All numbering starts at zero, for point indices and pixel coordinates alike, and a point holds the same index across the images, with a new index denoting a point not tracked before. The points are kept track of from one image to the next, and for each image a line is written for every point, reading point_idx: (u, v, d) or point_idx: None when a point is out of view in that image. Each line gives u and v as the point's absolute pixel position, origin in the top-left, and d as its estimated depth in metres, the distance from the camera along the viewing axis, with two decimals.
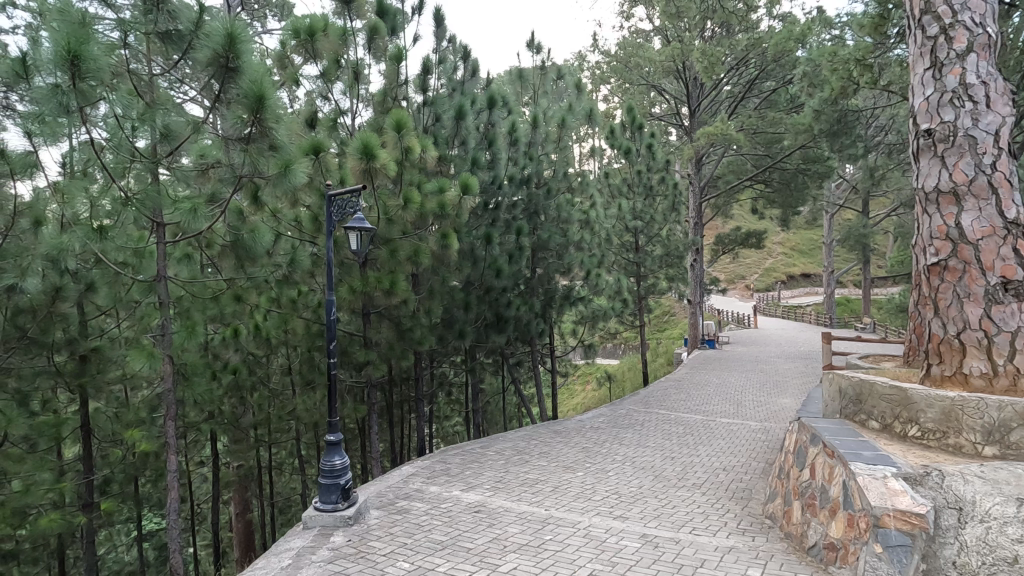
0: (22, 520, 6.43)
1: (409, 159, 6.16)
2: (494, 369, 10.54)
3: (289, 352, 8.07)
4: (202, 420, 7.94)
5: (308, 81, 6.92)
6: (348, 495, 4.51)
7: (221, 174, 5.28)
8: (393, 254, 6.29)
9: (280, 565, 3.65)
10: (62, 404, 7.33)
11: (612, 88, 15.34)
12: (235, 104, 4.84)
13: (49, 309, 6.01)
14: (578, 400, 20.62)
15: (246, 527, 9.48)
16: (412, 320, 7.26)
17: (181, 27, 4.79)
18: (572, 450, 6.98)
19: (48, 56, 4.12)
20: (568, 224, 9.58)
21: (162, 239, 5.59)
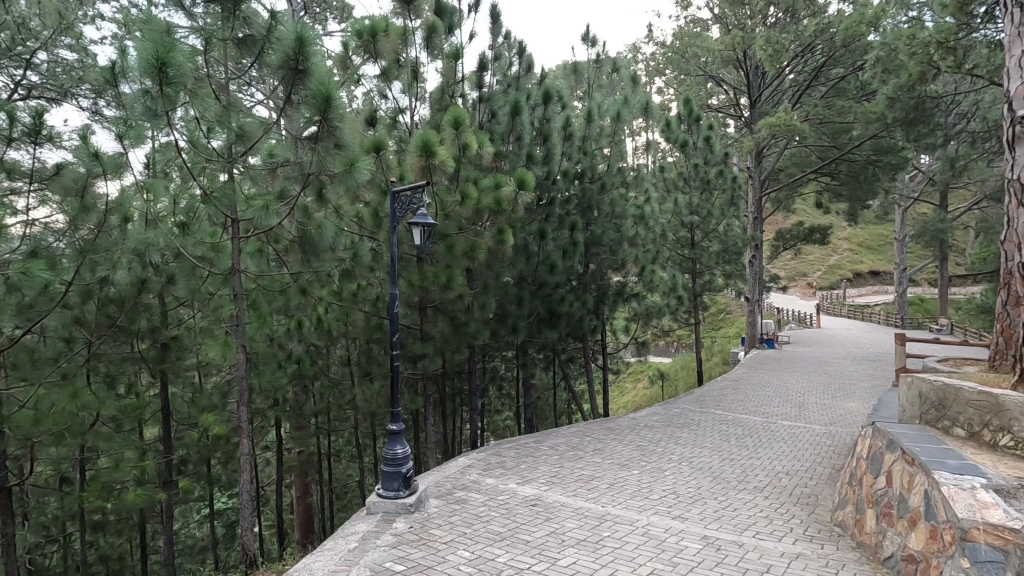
0: (110, 494, 6.96)
1: (466, 155, 6.23)
2: (545, 364, 10.55)
3: (348, 343, 8.34)
4: (268, 407, 8.34)
5: (368, 81, 7.12)
6: (410, 483, 4.64)
7: (290, 173, 5.53)
8: (450, 250, 6.40)
9: (348, 547, 3.81)
10: (144, 388, 7.89)
11: (668, 80, 14.97)
12: (305, 104, 5.04)
13: (135, 300, 6.48)
14: (629, 398, 20.31)
15: (306, 510, 9.89)
16: (467, 315, 7.36)
17: (255, 33, 5.04)
18: (626, 448, 6.90)
19: (137, 64, 4.43)
20: (623, 219, 9.38)
21: (237, 235, 5.91)
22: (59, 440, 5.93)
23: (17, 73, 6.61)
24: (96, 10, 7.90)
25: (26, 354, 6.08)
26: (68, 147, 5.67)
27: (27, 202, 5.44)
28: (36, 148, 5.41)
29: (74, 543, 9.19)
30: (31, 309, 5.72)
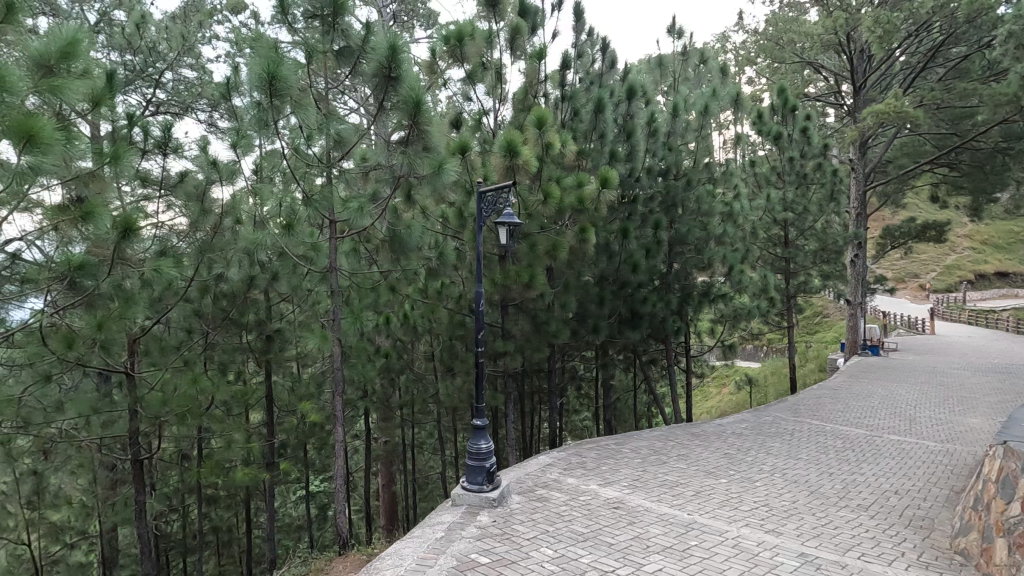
0: (223, 471, 7.65)
1: (549, 154, 6.24)
2: (626, 365, 10.34)
3: (432, 339, 8.63)
4: (358, 397, 8.81)
5: (454, 85, 7.32)
6: (493, 478, 4.74)
7: (382, 176, 5.82)
8: (532, 249, 6.43)
9: (435, 536, 3.96)
10: (252, 375, 8.60)
11: (760, 69, 14.18)
12: (397, 110, 5.29)
13: (245, 295, 7.08)
14: (713, 403, 19.44)
15: (391, 497, 10.34)
16: (548, 314, 7.37)
17: (352, 44, 5.32)
18: (712, 455, 6.63)
19: (250, 79, 4.84)
20: (709, 217, 8.98)
21: (334, 235, 6.29)
22: (182, 419, 6.62)
23: (150, 92, 7.44)
24: (212, 31, 8.71)
25: (155, 342, 6.83)
26: (191, 157, 6.30)
27: (158, 207, 6.11)
28: (165, 158, 6.07)
29: (192, 513, 10.20)
30: (161, 302, 6.41)
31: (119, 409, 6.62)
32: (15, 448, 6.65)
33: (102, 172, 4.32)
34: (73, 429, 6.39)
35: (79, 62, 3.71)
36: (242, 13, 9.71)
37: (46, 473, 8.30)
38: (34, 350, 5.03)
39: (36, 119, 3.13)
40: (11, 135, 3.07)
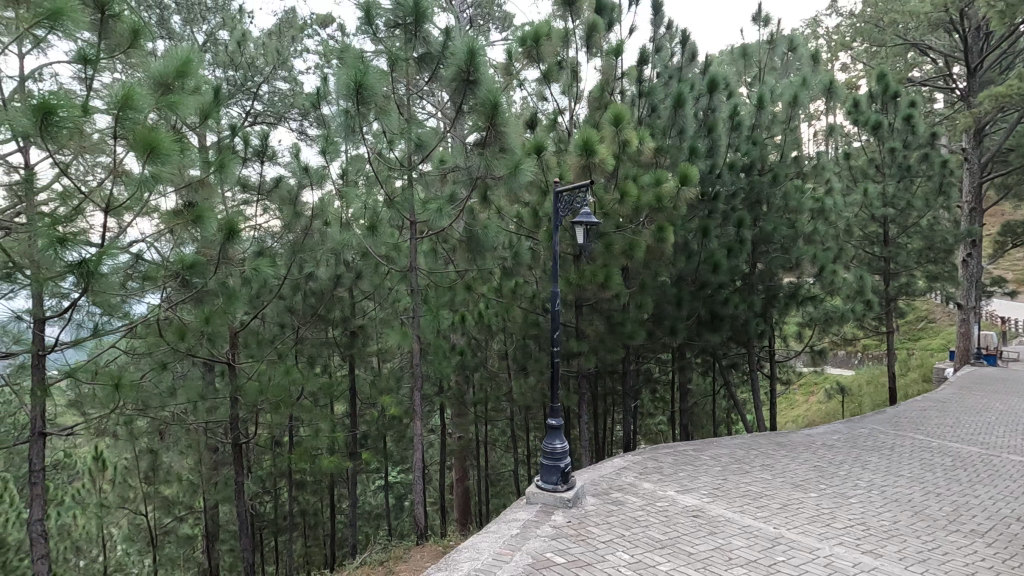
0: (310, 458, 8.14)
1: (626, 152, 6.12)
2: (705, 369, 9.94)
3: (506, 338, 8.72)
4: (435, 393, 9.07)
5: (530, 86, 7.35)
6: (567, 478, 4.73)
7: (460, 177, 5.97)
8: (608, 249, 6.33)
9: (510, 532, 4.01)
10: (337, 369, 9.08)
11: (856, 54, 13.17)
12: (475, 112, 5.39)
13: (331, 293, 7.51)
14: (800, 412, 18.29)
15: (465, 492, 10.55)
16: (623, 314, 7.24)
17: (432, 49, 5.48)
18: (800, 467, 6.23)
19: (338, 88, 5.12)
20: (798, 214, 8.45)
21: (414, 236, 6.52)
22: (275, 408, 7.12)
23: (249, 105, 8.06)
24: (303, 45, 9.29)
25: (253, 336, 7.38)
26: (284, 163, 6.76)
27: (255, 211, 6.60)
28: (263, 166, 6.56)
29: (282, 496, 10.93)
30: (258, 299, 6.92)
31: (222, 396, 7.22)
32: (136, 428, 7.43)
33: (211, 179, 4.73)
34: (184, 413, 7.04)
35: (191, 79, 4.08)
36: (330, 26, 10.29)
37: (160, 452, 9.22)
38: (153, 340, 5.60)
39: (156, 132, 3.48)
40: (137, 148, 3.44)
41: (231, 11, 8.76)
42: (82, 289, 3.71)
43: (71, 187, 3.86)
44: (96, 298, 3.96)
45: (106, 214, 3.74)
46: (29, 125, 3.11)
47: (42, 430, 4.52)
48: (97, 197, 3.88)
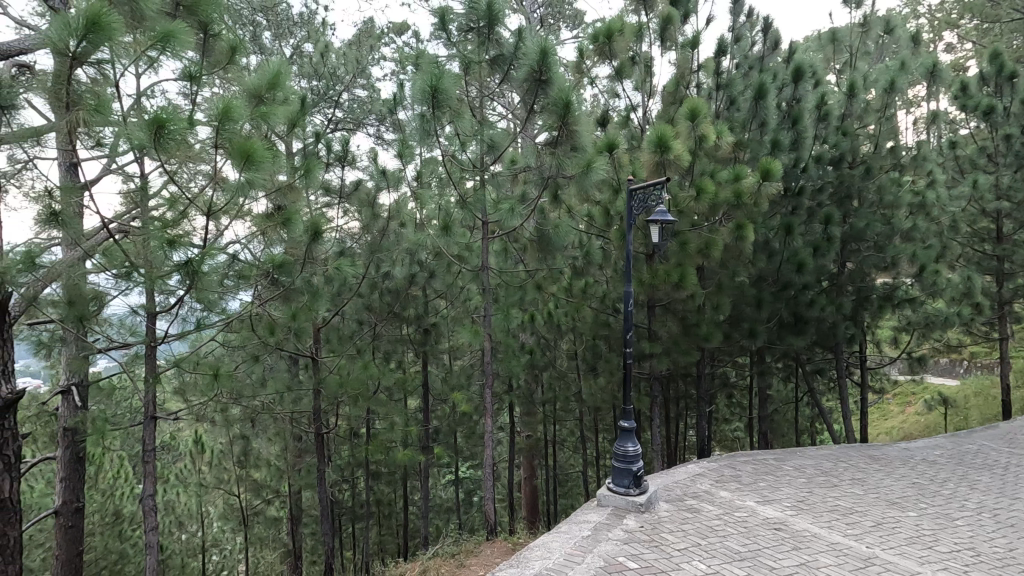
0: (386, 450, 8.46)
1: (703, 147, 5.90)
2: (787, 374, 9.40)
3: (576, 337, 8.66)
4: (504, 391, 9.15)
5: (601, 83, 7.26)
6: (640, 482, 4.63)
7: (531, 177, 5.99)
8: (683, 248, 6.12)
9: (581, 534, 3.98)
10: (410, 365, 9.38)
11: (964, 33, 11.98)
12: (547, 112, 5.38)
13: (406, 292, 7.76)
14: (896, 424, 16.89)
15: (533, 491, 10.58)
16: (698, 315, 6.99)
17: (504, 51, 5.53)
18: (897, 483, 5.75)
19: (415, 93, 5.28)
20: (894, 209, 7.81)
21: (486, 236, 6.61)
22: (354, 401, 7.46)
23: (331, 112, 8.50)
24: (380, 52, 9.67)
25: (334, 331, 7.77)
26: (363, 167, 7.06)
27: (336, 213, 6.95)
28: (343, 170, 6.89)
29: (359, 485, 11.43)
30: (339, 297, 7.28)
31: (306, 388, 7.65)
32: (231, 415, 8.03)
33: (298, 183, 5.03)
34: (272, 403, 7.53)
35: (282, 90, 4.36)
36: (405, 33, 10.65)
37: (251, 438, 9.91)
38: (248, 334, 6.03)
39: (251, 141, 3.74)
40: (234, 156, 3.72)
41: (315, 25, 9.27)
42: (188, 287, 4.05)
43: (178, 194, 4.23)
44: (199, 295, 4.32)
45: (208, 218, 4.07)
46: (144, 137, 3.43)
47: (153, 414, 4.99)
48: (199, 202, 4.22)
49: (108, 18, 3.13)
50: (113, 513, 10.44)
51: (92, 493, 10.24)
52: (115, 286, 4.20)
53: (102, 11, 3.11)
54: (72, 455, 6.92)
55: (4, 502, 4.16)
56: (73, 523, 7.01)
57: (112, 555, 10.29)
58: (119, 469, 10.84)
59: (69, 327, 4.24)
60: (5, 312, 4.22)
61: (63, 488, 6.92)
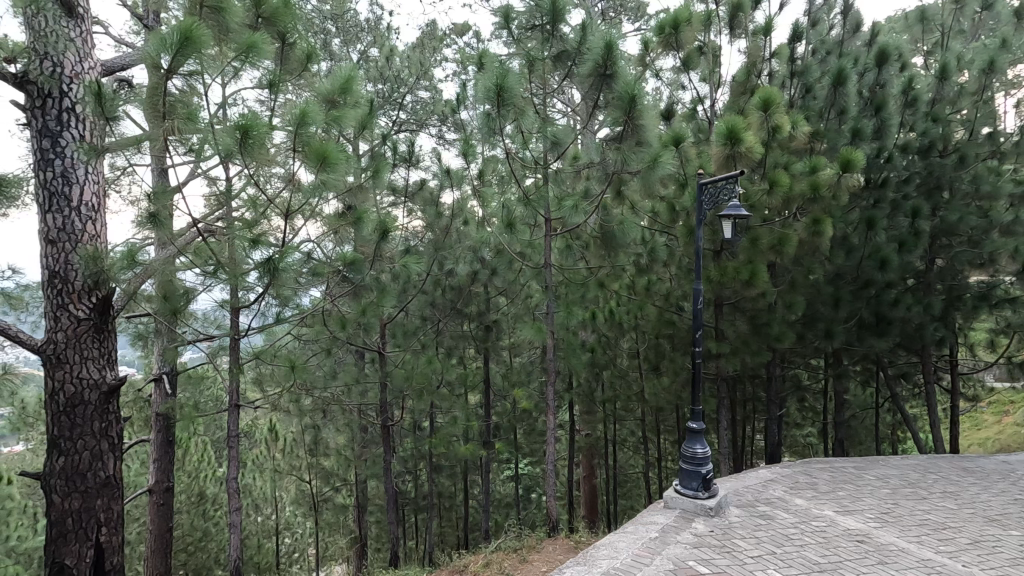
0: (448, 444, 8.60)
1: (776, 139, 5.63)
2: (867, 378, 8.81)
3: (638, 336, 8.48)
4: (564, 389, 9.11)
5: (666, 75, 7.06)
6: (709, 486, 4.52)
7: (595, 174, 5.92)
8: (754, 244, 5.86)
9: (649, 535, 3.91)
10: (472, 361, 9.50)
11: None
12: (612, 107, 5.31)
13: (468, 288, 7.85)
14: (990, 435, 15.54)
15: (592, 490, 10.46)
16: (770, 315, 6.68)
17: (568, 47, 5.46)
18: (996, 498, 5.28)
19: (479, 93, 5.34)
20: (993, 201, 7.17)
21: (549, 233, 6.59)
22: (419, 394, 7.64)
23: (396, 114, 8.74)
24: (442, 54, 9.86)
25: (399, 326, 7.99)
26: (428, 166, 7.22)
27: (402, 212, 7.19)
28: (408, 170, 7.09)
29: (421, 477, 11.70)
30: (405, 293, 7.47)
31: (373, 380, 7.95)
32: (304, 405, 8.43)
33: (367, 184, 5.21)
34: (342, 394, 7.85)
35: (353, 94, 4.54)
36: (467, 34, 10.80)
37: (321, 428, 10.38)
38: (320, 329, 6.30)
39: (327, 144, 3.93)
40: (312, 160, 3.90)
41: (381, 29, 9.55)
42: (267, 283, 4.28)
43: (258, 196, 4.46)
44: (277, 291, 4.56)
45: (286, 220, 4.31)
46: (232, 143, 3.67)
47: (237, 402, 5.32)
48: (278, 204, 4.47)
49: (199, 33, 3.37)
50: (197, 494, 11.24)
51: (180, 475, 11.03)
52: (202, 282, 4.47)
53: (195, 26, 3.35)
54: (164, 438, 7.52)
55: (110, 478, 4.55)
56: (164, 501, 7.59)
57: (196, 532, 11.24)
58: (203, 453, 11.47)
59: (162, 320, 4.57)
60: (109, 307, 4.60)
61: (156, 469, 7.54)
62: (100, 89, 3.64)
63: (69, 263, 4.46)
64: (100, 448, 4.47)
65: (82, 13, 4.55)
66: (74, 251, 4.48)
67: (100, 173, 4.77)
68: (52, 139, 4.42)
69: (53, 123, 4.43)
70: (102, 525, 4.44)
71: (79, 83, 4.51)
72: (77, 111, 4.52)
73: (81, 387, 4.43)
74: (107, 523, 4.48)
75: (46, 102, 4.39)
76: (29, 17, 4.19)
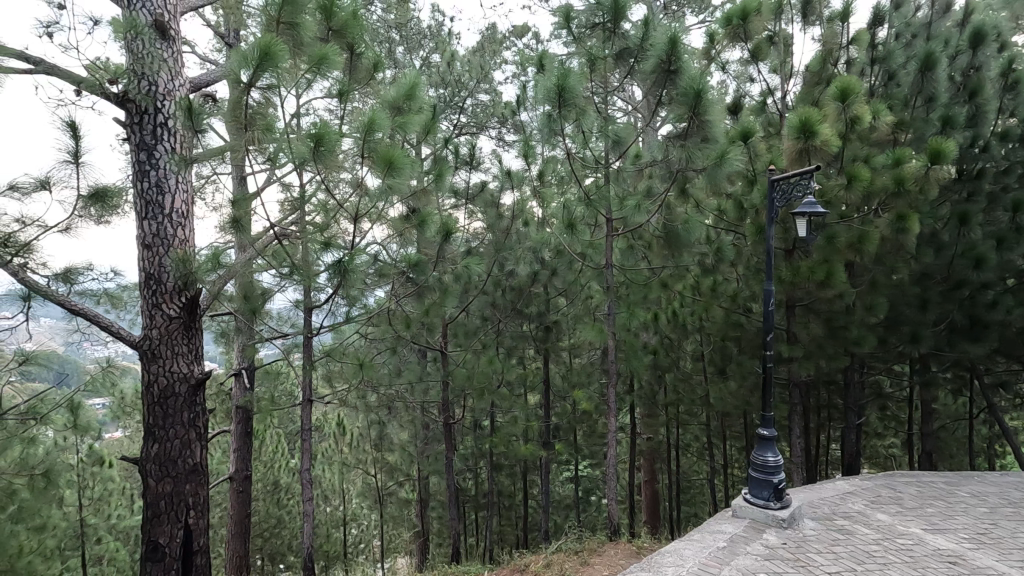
0: (508, 443, 8.67)
1: (855, 130, 5.30)
2: (960, 387, 8.12)
3: (703, 338, 8.22)
4: (625, 391, 8.96)
5: (733, 67, 6.80)
6: (782, 496, 4.32)
7: (658, 172, 5.79)
8: (831, 242, 5.54)
9: (716, 544, 3.79)
10: (531, 361, 9.54)
11: None
12: (676, 104, 5.19)
13: (528, 289, 7.87)
14: None
15: (654, 495, 10.21)
16: (847, 317, 6.29)
17: (630, 44, 5.34)
18: None
19: (540, 94, 5.36)
20: None
21: (610, 233, 6.51)
22: (479, 394, 7.74)
23: (457, 118, 8.90)
24: (502, 57, 9.94)
25: (460, 326, 8.13)
26: (489, 169, 7.31)
27: (464, 214, 7.32)
28: (469, 172, 7.21)
29: (481, 475, 11.86)
30: (466, 294, 7.60)
31: (435, 379, 8.15)
32: (371, 401, 8.75)
33: (430, 187, 5.32)
34: (406, 392, 8.09)
35: (417, 100, 4.66)
36: (526, 35, 10.84)
37: (386, 424, 10.73)
38: (386, 328, 6.51)
39: (394, 149, 4.06)
40: (379, 165, 4.06)
41: (443, 35, 9.75)
42: (336, 284, 4.47)
43: (327, 200, 4.66)
44: (345, 291, 4.76)
45: (355, 223, 4.49)
46: (306, 151, 3.86)
47: (310, 397, 5.58)
48: (347, 208, 4.66)
49: (277, 48, 3.58)
50: (273, 482, 11.91)
51: (257, 464, 11.73)
52: (277, 283, 4.73)
53: (272, 42, 3.57)
54: (243, 430, 8.01)
55: (197, 466, 4.90)
56: (243, 488, 8.08)
57: (271, 519, 11.91)
58: (277, 444, 12.14)
59: (243, 319, 4.88)
60: (196, 306, 4.95)
61: (236, 458, 8.05)
62: (190, 105, 3.94)
63: (162, 266, 4.84)
64: (189, 438, 4.82)
65: (173, 35, 4.93)
66: (166, 254, 4.86)
67: (189, 182, 5.15)
68: (148, 152, 4.82)
69: (149, 137, 4.83)
70: (190, 508, 4.78)
71: (171, 99, 4.89)
72: (170, 126, 4.91)
73: (172, 380, 4.80)
74: (194, 506, 4.82)
75: (143, 118, 4.80)
76: (128, 42, 4.59)
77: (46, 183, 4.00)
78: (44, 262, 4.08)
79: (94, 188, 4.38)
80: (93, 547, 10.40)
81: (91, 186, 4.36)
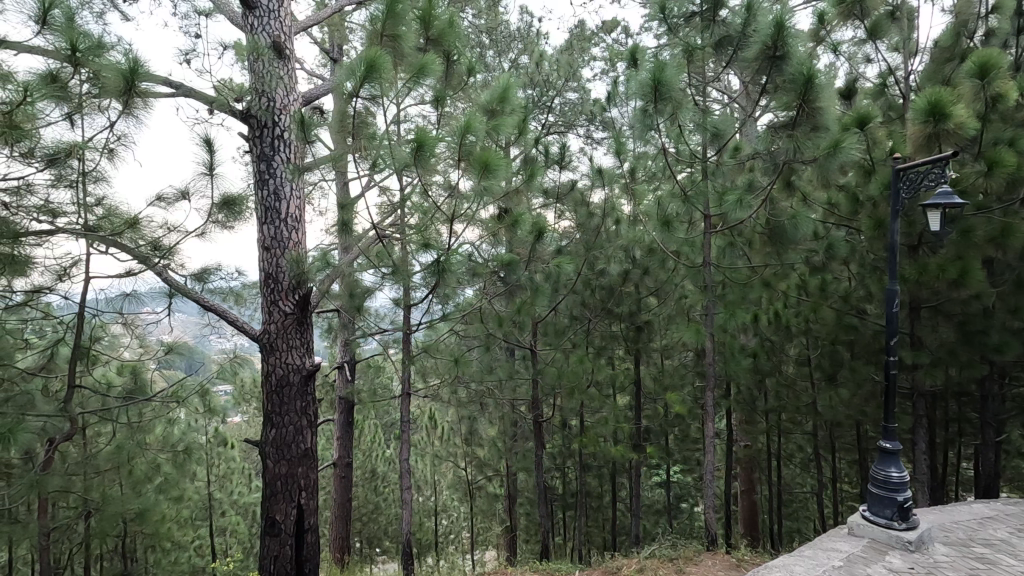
0: (597, 444, 8.58)
1: (997, 110, 4.68)
2: None
3: (811, 341, 7.64)
4: (722, 395, 8.55)
5: (846, 48, 6.25)
6: (907, 516, 3.95)
7: (763, 165, 5.45)
8: (966, 236, 4.94)
9: (831, 563, 3.53)
10: (621, 361, 9.36)
11: None
12: (783, 91, 4.86)
13: (620, 288, 7.73)
14: None
15: (753, 506, 9.65)
16: (986, 320, 5.58)
17: (730, 31, 5.07)
18: None
19: (633, 90, 5.24)
20: None
21: (708, 230, 6.21)
22: (569, 393, 7.73)
23: (546, 117, 8.94)
24: (591, 53, 9.84)
25: (550, 325, 8.14)
26: (580, 167, 7.25)
27: (553, 213, 7.35)
28: (560, 171, 7.22)
29: (568, 475, 11.83)
30: (556, 293, 7.61)
31: (525, 377, 8.21)
32: (462, 396, 9.03)
33: (521, 187, 5.36)
34: (495, 389, 8.26)
35: (510, 102, 4.71)
36: (616, 30, 10.66)
37: (476, 419, 11.03)
38: (477, 325, 6.67)
39: (489, 151, 4.13)
40: (475, 167, 4.15)
41: (532, 36, 9.83)
42: (433, 283, 4.66)
43: (424, 202, 4.85)
44: (441, 289, 4.92)
45: (450, 225, 4.64)
46: (409, 157, 4.02)
47: (407, 391, 5.84)
48: (443, 209, 4.81)
49: (381, 60, 3.77)
50: (371, 470, 12.61)
51: (357, 452, 12.48)
52: (378, 282, 4.99)
53: (377, 54, 3.76)
54: (345, 419, 8.56)
55: (308, 450, 5.30)
56: (345, 474, 8.64)
57: (369, 504, 12.66)
58: (375, 434, 12.83)
59: (347, 315, 5.24)
60: (307, 303, 5.36)
61: (340, 445, 8.62)
62: (302, 117, 4.27)
63: (279, 265, 5.30)
64: (300, 424, 5.24)
65: (288, 54, 5.35)
66: (282, 255, 5.30)
67: (302, 188, 5.57)
68: (267, 162, 5.28)
69: (268, 148, 5.29)
70: (301, 489, 5.19)
71: (286, 113, 5.34)
72: (285, 138, 5.34)
73: (287, 370, 5.23)
74: (306, 487, 5.23)
75: (264, 131, 5.26)
76: (252, 63, 5.06)
77: (185, 193, 4.51)
78: (183, 262, 4.59)
79: (224, 196, 4.87)
80: (218, 519, 11.59)
81: (221, 194, 4.86)
